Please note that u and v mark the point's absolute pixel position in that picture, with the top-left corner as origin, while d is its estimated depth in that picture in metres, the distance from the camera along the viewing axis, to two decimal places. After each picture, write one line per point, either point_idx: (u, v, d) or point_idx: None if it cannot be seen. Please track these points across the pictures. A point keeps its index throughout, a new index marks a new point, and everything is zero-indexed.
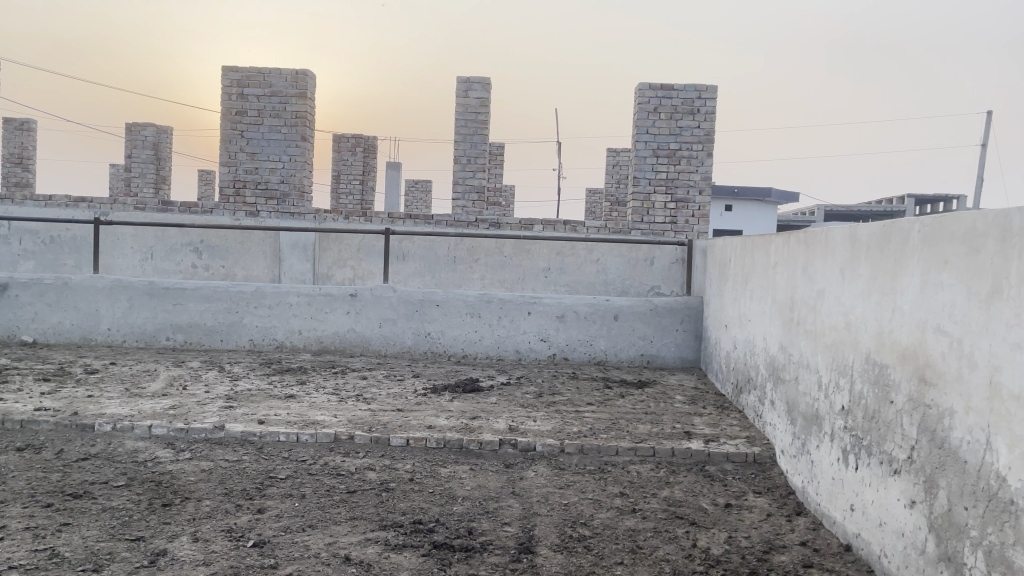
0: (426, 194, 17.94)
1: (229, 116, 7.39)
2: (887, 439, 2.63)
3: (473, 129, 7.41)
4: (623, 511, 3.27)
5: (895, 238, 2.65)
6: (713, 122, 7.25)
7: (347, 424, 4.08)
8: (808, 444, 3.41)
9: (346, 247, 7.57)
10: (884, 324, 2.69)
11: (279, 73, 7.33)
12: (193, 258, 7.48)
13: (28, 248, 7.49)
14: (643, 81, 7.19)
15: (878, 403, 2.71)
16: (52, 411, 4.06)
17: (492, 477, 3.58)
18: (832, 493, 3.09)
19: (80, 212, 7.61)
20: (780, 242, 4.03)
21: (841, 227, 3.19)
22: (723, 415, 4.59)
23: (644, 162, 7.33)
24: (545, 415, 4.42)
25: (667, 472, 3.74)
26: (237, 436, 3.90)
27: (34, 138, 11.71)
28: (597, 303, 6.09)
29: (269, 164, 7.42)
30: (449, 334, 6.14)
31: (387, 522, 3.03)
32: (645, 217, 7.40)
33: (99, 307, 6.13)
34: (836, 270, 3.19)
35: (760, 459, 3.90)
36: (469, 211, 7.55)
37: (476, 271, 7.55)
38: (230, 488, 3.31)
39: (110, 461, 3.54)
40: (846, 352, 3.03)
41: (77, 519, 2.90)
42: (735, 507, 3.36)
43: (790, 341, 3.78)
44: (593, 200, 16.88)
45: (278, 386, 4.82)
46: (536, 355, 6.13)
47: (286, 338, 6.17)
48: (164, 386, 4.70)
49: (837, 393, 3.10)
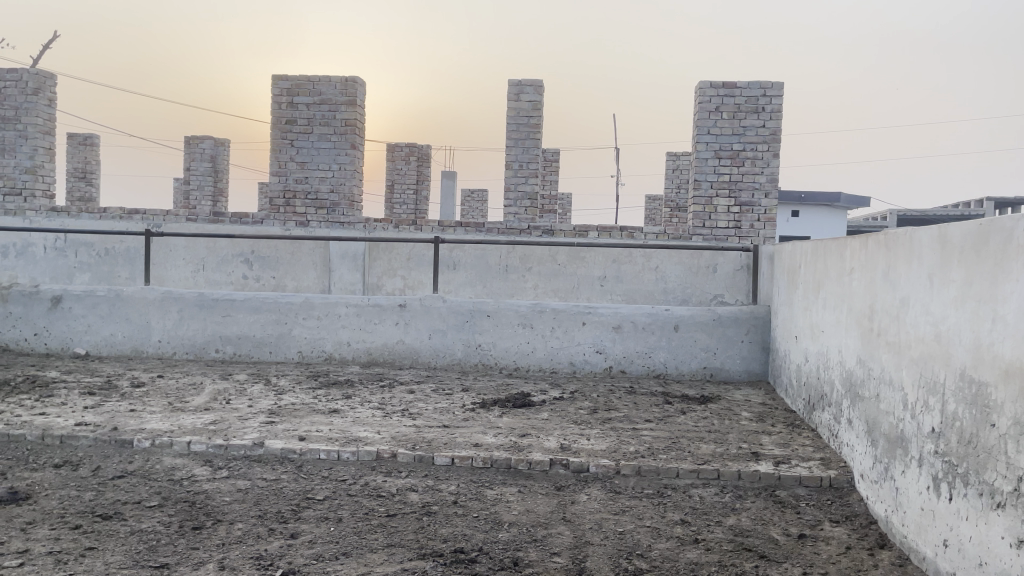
0: (482, 203, 17.83)
1: (279, 126, 7.34)
2: (988, 468, 2.29)
3: (525, 133, 7.20)
4: (685, 541, 2.99)
5: (995, 238, 2.32)
6: (779, 121, 6.89)
7: (390, 441, 3.88)
8: (892, 469, 3.07)
9: (396, 257, 7.42)
10: (983, 336, 2.36)
11: (329, 81, 7.27)
12: (244, 268, 7.44)
13: (85, 260, 7.56)
14: (704, 79, 6.88)
15: (977, 425, 2.37)
16: (92, 427, 3.97)
17: (541, 501, 3.34)
18: (922, 526, 2.76)
19: (134, 224, 7.66)
20: (857, 246, 3.70)
21: (928, 228, 2.85)
22: (795, 434, 4.25)
23: (705, 164, 7.00)
24: (599, 433, 4.15)
25: (733, 498, 3.44)
26: (276, 454, 3.74)
27: (96, 152, 11.98)
28: (656, 313, 5.80)
29: (319, 173, 7.34)
30: (501, 346, 5.92)
31: (426, 551, 2.81)
32: (706, 222, 7.06)
33: (150, 319, 6.10)
34: (923, 275, 2.86)
35: (836, 483, 3.56)
36: (521, 218, 7.33)
37: (529, 280, 7.31)
38: (264, 511, 3.14)
39: (145, 480, 3.42)
40: (936, 368, 2.70)
41: (103, 544, 2.77)
42: (810, 538, 3.04)
43: (869, 355, 3.45)
44: (653, 207, 16.55)
45: (322, 400, 4.67)
46: (591, 367, 5.86)
47: (336, 349, 6.03)
48: (208, 399, 4.59)
49: (926, 414, 2.77)
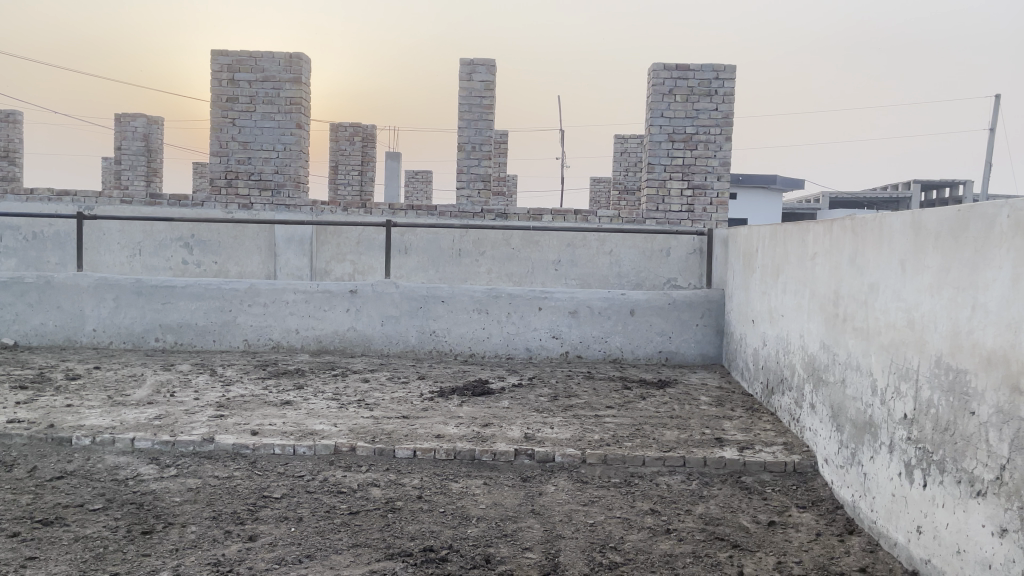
0: (425, 184, 17.60)
1: (219, 103, 7.03)
2: (967, 456, 2.29)
3: (477, 114, 7.06)
4: (656, 532, 2.94)
5: (976, 225, 2.31)
6: (732, 104, 6.90)
7: (348, 434, 3.74)
8: (859, 455, 3.08)
9: (345, 241, 7.21)
10: (961, 323, 2.35)
11: (272, 57, 6.98)
12: (183, 253, 7.13)
13: (10, 245, 7.16)
14: (657, 61, 6.83)
15: (954, 413, 2.37)
16: (26, 424, 3.72)
17: (508, 493, 3.25)
18: (892, 511, 2.77)
19: (63, 206, 7.26)
20: (820, 231, 3.69)
21: (899, 214, 2.85)
22: (755, 418, 4.26)
23: (658, 148, 6.97)
24: (562, 421, 4.08)
25: (700, 485, 3.41)
26: (228, 449, 3.57)
27: (20, 130, 11.36)
28: (611, 297, 5.76)
29: (262, 153, 7.07)
30: (456, 332, 5.80)
31: (394, 550, 2.70)
32: (660, 205, 7.05)
33: (84, 306, 5.79)
34: (893, 261, 2.85)
35: (800, 468, 3.57)
36: (474, 200, 7.19)
37: (482, 264, 7.20)
38: (219, 512, 2.97)
39: (87, 480, 3.22)
40: (908, 355, 2.69)
41: (45, 552, 2.58)
42: (780, 525, 3.03)
43: (834, 340, 3.45)
44: (599, 189, 16.60)
45: (273, 391, 4.48)
46: (547, 353, 5.79)
47: (283, 337, 5.83)
48: (151, 392, 4.36)
49: (898, 400, 2.77)
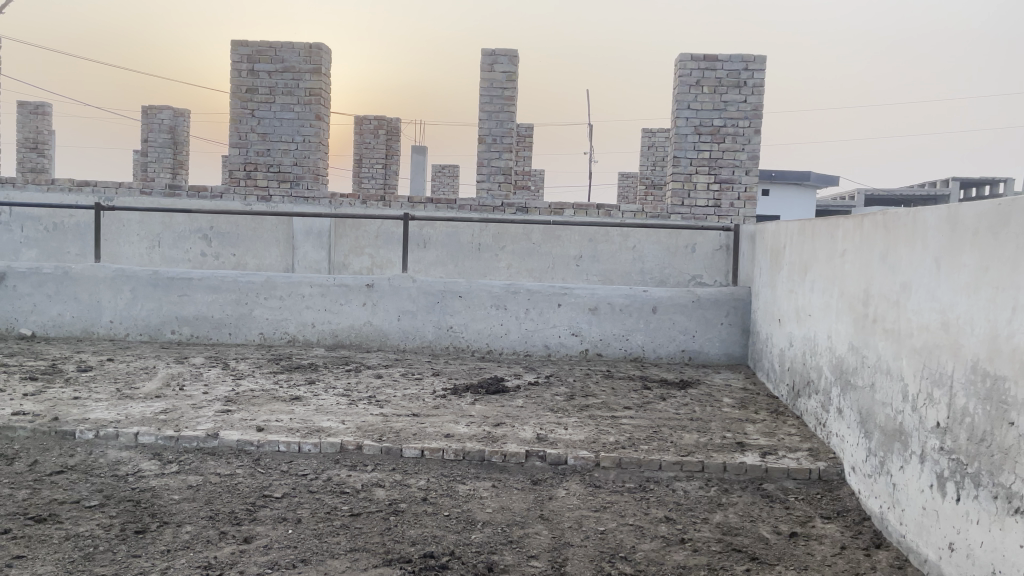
0: (452, 178, 17.51)
1: (238, 95, 6.99)
2: (1005, 469, 2.11)
3: (499, 106, 6.93)
4: (670, 542, 2.79)
5: (1017, 219, 2.13)
6: (761, 96, 6.69)
7: (355, 432, 3.64)
8: (888, 464, 2.91)
9: (364, 234, 7.14)
10: (1000, 326, 2.18)
11: (292, 48, 6.92)
12: (202, 245, 7.11)
13: (32, 235, 7.19)
14: (685, 51, 6.64)
15: (992, 423, 2.19)
16: (31, 417, 3.67)
17: (517, 497, 3.12)
18: (923, 526, 2.59)
19: (84, 197, 7.27)
20: (851, 226, 3.51)
21: (934, 208, 2.66)
22: (780, 422, 4.09)
23: (684, 141, 6.79)
24: (577, 422, 3.94)
25: (719, 492, 3.25)
26: (232, 446, 3.48)
27: (48, 122, 11.48)
28: (633, 294, 5.60)
29: (281, 145, 7.01)
30: (473, 328, 5.68)
31: (393, 556, 2.58)
32: (685, 200, 6.87)
33: (100, 298, 5.77)
34: (927, 259, 2.67)
35: (826, 476, 3.40)
36: (495, 194, 7.07)
37: (502, 259, 7.08)
38: (216, 511, 2.88)
39: (87, 476, 3.15)
40: (942, 359, 2.52)
41: (34, 551, 2.50)
42: (802, 538, 2.86)
43: (863, 342, 3.27)
44: (627, 184, 16.39)
45: (283, 386, 4.41)
46: (567, 350, 5.66)
47: (299, 331, 5.76)
48: (160, 386, 4.30)
49: (930, 407, 2.59)
